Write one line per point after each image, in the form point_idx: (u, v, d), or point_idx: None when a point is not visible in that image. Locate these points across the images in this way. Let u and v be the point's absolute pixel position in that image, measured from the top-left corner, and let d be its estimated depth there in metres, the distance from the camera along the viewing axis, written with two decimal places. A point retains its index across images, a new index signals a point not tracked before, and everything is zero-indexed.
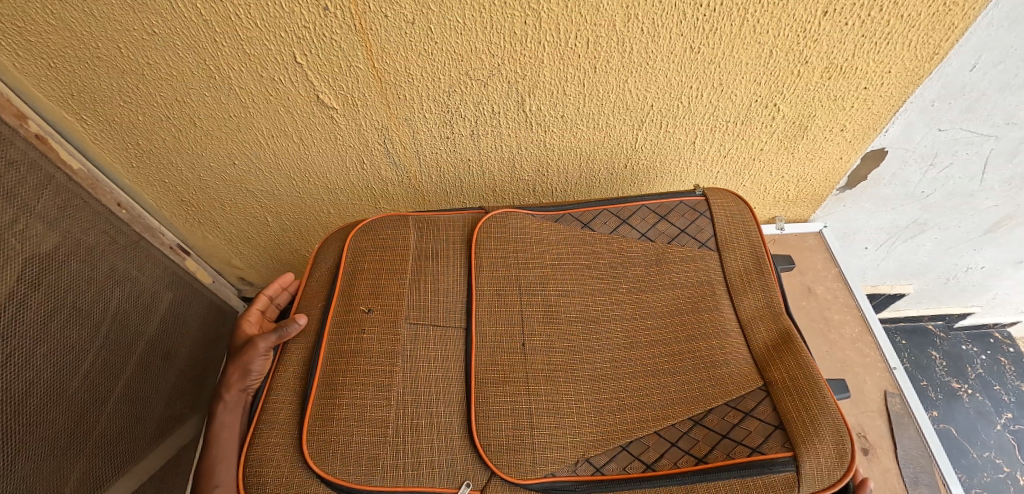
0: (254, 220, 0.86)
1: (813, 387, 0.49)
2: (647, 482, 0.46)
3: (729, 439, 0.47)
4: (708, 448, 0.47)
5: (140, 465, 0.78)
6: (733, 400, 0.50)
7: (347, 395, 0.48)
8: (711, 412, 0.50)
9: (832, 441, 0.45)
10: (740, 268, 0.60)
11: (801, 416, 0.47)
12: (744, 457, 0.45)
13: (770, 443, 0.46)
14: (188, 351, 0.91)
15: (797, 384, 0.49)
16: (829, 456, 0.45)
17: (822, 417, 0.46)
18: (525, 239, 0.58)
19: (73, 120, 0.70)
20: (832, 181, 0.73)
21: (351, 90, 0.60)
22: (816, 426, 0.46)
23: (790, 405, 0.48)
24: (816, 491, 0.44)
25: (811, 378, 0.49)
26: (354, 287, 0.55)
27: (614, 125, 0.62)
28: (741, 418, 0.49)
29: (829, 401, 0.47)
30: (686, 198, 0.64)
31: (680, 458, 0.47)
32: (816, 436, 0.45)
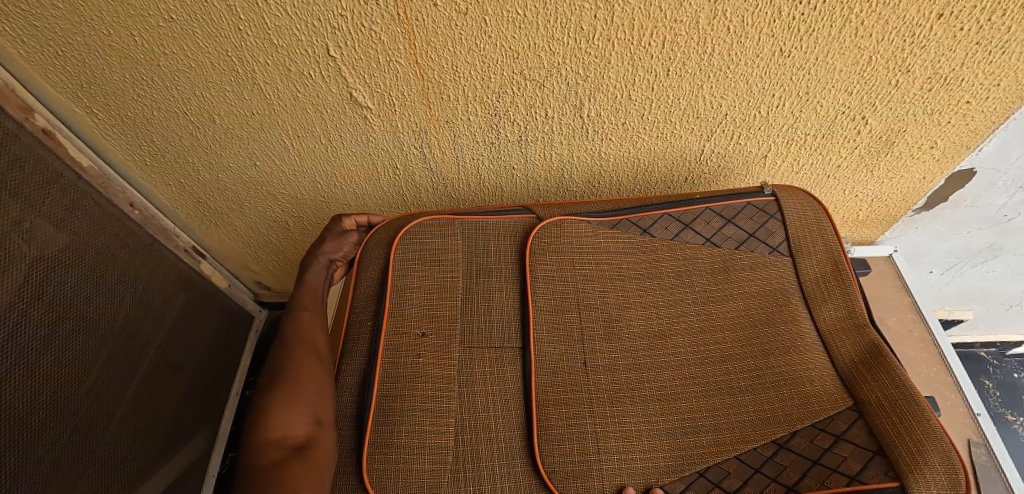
0: (273, 223, 0.79)
1: (913, 406, 0.40)
2: None
3: (821, 466, 0.40)
4: (798, 474, 0.40)
5: (148, 485, 0.73)
6: (819, 422, 0.43)
7: (398, 426, 0.43)
8: (798, 434, 0.43)
9: (942, 469, 0.37)
10: (816, 275, 0.51)
11: (906, 445, 0.38)
12: (840, 486, 0.38)
13: (870, 471, 0.38)
14: (199, 360, 0.85)
15: (897, 407, 0.41)
16: (941, 481, 0.36)
17: (929, 443, 0.38)
18: (579, 247, 0.51)
19: (83, 114, 0.65)
20: (909, 201, 0.66)
21: (389, 88, 0.54)
22: (922, 452, 0.38)
23: (891, 429, 0.40)
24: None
25: (910, 400, 0.41)
26: (405, 305, 0.49)
27: (680, 135, 0.56)
28: (833, 441, 0.41)
29: (935, 426, 0.39)
30: (754, 197, 0.53)
31: (767, 485, 0.40)
32: (924, 463, 0.37)
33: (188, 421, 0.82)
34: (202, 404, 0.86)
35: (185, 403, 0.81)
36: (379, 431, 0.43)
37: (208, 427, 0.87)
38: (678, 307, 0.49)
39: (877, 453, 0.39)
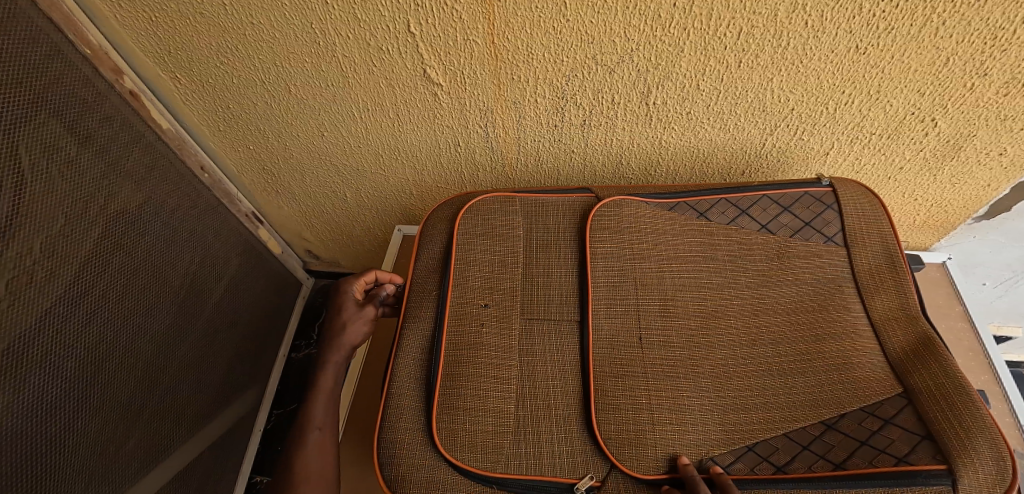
0: (331, 194, 0.82)
1: (964, 396, 0.42)
2: (780, 482, 0.41)
3: (869, 446, 0.42)
4: (845, 454, 0.42)
5: (201, 433, 0.78)
6: (867, 406, 0.45)
7: (463, 384, 0.46)
8: (846, 416, 0.45)
9: (989, 456, 0.39)
10: (870, 267, 0.51)
11: (955, 432, 0.40)
12: (887, 466, 0.40)
13: (919, 453, 0.40)
14: (252, 320, 0.90)
15: (947, 394, 0.42)
16: (988, 465, 0.39)
17: (979, 432, 0.40)
18: (637, 230, 0.53)
19: (166, 79, 0.69)
20: (969, 209, 0.65)
21: (462, 67, 0.57)
22: (971, 440, 0.39)
23: (940, 417, 0.41)
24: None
25: (960, 388, 0.42)
26: (469, 273, 0.52)
27: (743, 127, 0.57)
28: (881, 425, 0.43)
29: (984, 417, 0.40)
30: (811, 188, 0.54)
31: (814, 462, 0.42)
32: (972, 450, 0.39)
33: (239, 377, 0.87)
34: (252, 362, 0.90)
35: (237, 359, 0.86)
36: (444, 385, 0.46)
37: (256, 384, 0.92)
38: (731, 290, 0.51)
39: (925, 437, 0.41)
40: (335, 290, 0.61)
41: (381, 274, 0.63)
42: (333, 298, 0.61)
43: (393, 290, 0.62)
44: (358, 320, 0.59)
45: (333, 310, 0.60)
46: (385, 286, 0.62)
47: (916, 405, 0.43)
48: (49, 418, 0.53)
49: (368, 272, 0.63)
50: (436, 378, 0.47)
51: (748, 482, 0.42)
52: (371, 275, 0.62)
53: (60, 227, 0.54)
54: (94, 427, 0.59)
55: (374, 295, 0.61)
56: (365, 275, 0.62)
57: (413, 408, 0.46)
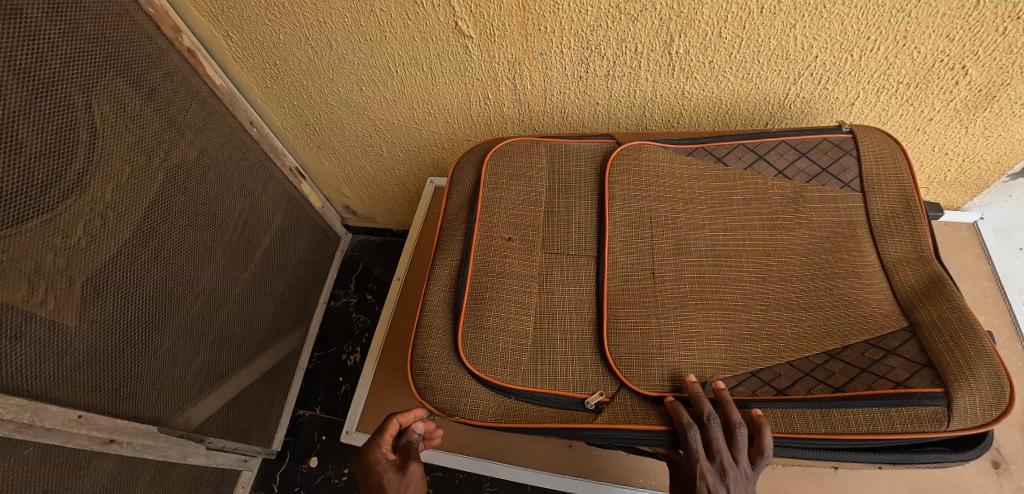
0: (368, 148, 0.87)
1: (967, 329, 0.44)
2: (780, 402, 0.45)
3: (869, 373, 0.45)
4: (846, 379, 0.45)
5: (253, 366, 0.86)
6: (872, 338, 0.47)
7: (488, 309, 0.51)
8: (850, 347, 0.47)
9: (986, 382, 0.41)
10: (886, 212, 0.52)
11: (954, 361, 0.43)
12: (886, 389, 0.43)
13: (916, 379, 0.43)
14: (297, 268, 0.98)
15: (952, 328, 0.44)
16: (985, 390, 0.41)
17: (977, 360, 0.42)
18: (655, 172, 0.55)
19: (219, 37, 0.74)
20: (1003, 165, 0.63)
21: (491, 18, 0.59)
22: (969, 366, 0.42)
23: (941, 347, 0.44)
24: (967, 428, 0.40)
25: (964, 322, 0.44)
26: (495, 210, 0.56)
27: (767, 77, 0.57)
28: (882, 354, 0.46)
29: (985, 346, 0.43)
30: (831, 134, 0.55)
31: (814, 386, 0.45)
32: (969, 375, 0.41)
33: (285, 319, 0.95)
34: (296, 307, 0.98)
35: (283, 303, 0.94)
36: (471, 307, 0.51)
37: (299, 327, 1.00)
38: (746, 231, 0.53)
39: (925, 366, 0.44)
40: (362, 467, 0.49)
41: (402, 418, 0.52)
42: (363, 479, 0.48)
43: (424, 425, 0.52)
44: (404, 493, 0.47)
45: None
46: (414, 428, 0.52)
47: (920, 338, 0.46)
48: (119, 339, 0.61)
49: (388, 423, 0.51)
50: (462, 299, 0.52)
51: (749, 402, 0.45)
52: (393, 425, 0.52)
53: (131, 173, 0.61)
54: (156, 351, 0.67)
55: (407, 445, 0.50)
56: (393, 425, 0.51)
57: (442, 328, 0.51)
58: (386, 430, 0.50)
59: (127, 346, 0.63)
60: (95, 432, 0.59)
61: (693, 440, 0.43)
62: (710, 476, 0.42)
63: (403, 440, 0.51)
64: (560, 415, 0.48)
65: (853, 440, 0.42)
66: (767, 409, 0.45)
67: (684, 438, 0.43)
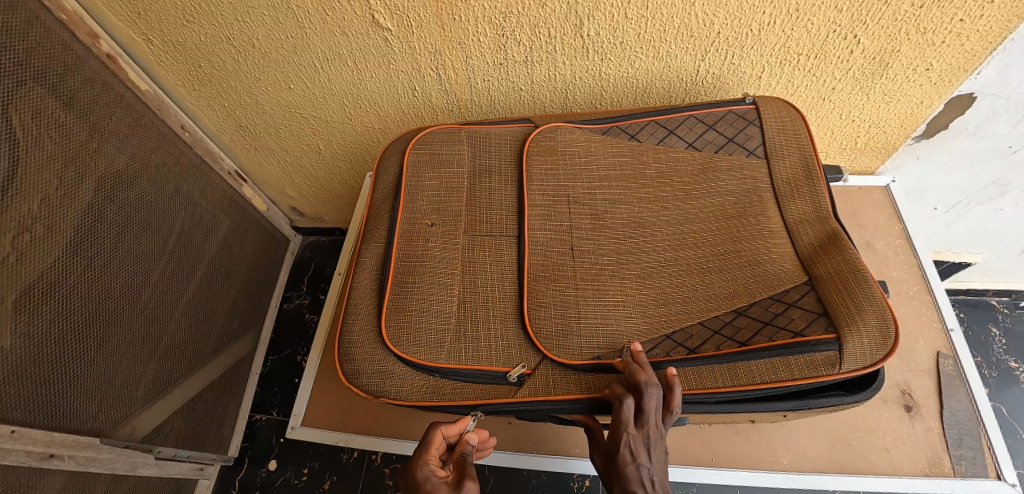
0: (305, 146, 0.87)
1: (858, 280, 0.47)
2: (691, 360, 0.46)
3: (771, 326, 0.47)
4: (751, 333, 0.47)
5: (202, 373, 0.85)
6: (776, 294, 0.49)
7: (412, 293, 0.52)
8: (756, 304, 0.49)
9: (873, 325, 0.45)
10: (788, 176, 0.56)
11: (847, 308, 0.46)
12: (786, 339, 0.45)
13: (812, 327, 0.46)
14: (246, 272, 0.97)
15: (844, 279, 0.47)
16: (872, 333, 0.44)
17: (866, 306, 0.45)
18: (571, 152, 0.57)
19: (140, 42, 0.73)
20: (907, 127, 0.68)
21: (406, 9, 0.59)
22: (859, 312, 0.45)
23: (835, 297, 0.47)
24: (858, 369, 0.43)
25: (855, 272, 0.48)
26: (418, 197, 0.57)
27: (676, 55, 0.59)
28: (784, 307, 0.48)
29: (873, 293, 0.46)
30: (736, 106, 0.59)
31: (723, 343, 0.47)
32: (859, 320, 0.44)
33: (235, 325, 0.93)
34: (247, 312, 0.97)
35: (234, 308, 0.93)
36: (396, 293, 0.52)
37: (251, 331, 0.99)
38: (659, 202, 0.55)
39: (821, 315, 0.47)
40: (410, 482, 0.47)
41: (448, 429, 0.49)
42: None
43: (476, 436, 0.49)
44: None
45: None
46: (467, 439, 0.48)
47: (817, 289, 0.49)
48: (51, 355, 0.59)
49: (433, 437, 0.48)
50: (387, 284, 0.52)
51: (664, 363, 0.47)
52: (438, 438, 0.48)
53: (56, 183, 0.59)
54: (92, 365, 0.65)
55: (461, 459, 0.47)
56: (435, 439, 0.48)
57: (368, 315, 0.52)
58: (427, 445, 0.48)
59: (66, 360, 0.61)
60: (31, 446, 0.57)
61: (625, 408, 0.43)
62: (633, 441, 0.44)
63: (453, 454, 0.49)
64: (484, 391, 0.49)
65: (757, 390, 0.44)
66: (680, 369, 0.46)
67: (619, 406, 0.43)
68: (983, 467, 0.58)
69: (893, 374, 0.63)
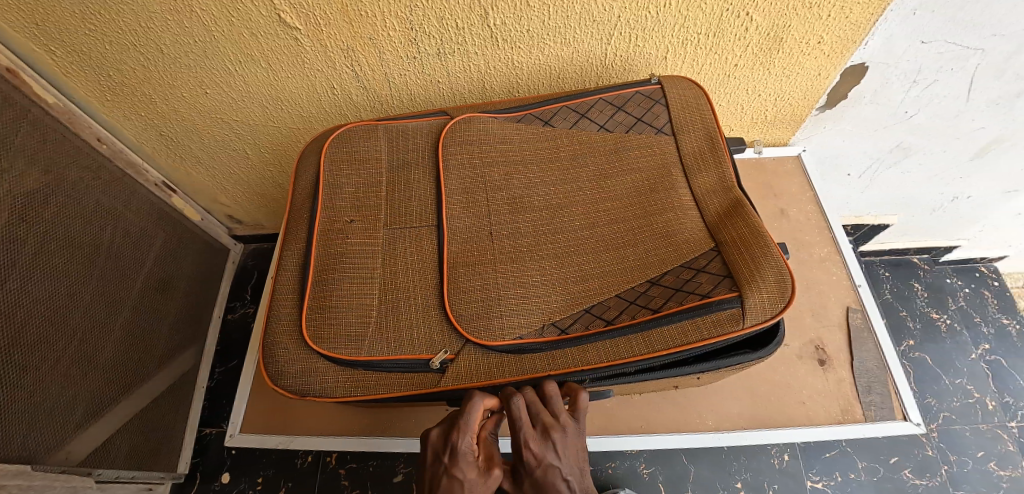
0: (233, 151, 0.85)
1: (757, 241, 0.50)
2: (609, 332, 0.48)
3: (681, 291, 0.49)
4: (663, 300, 0.49)
5: (143, 390, 0.81)
6: (686, 261, 0.51)
7: (333, 291, 0.51)
8: (668, 272, 0.51)
9: (772, 281, 0.47)
10: (695, 150, 0.58)
11: (748, 268, 0.48)
12: (694, 302, 0.47)
13: (718, 289, 0.48)
14: (188, 284, 0.94)
15: (746, 241, 0.50)
16: (770, 287, 0.47)
17: (765, 264, 0.48)
18: (485, 141, 0.58)
19: (42, 52, 0.65)
20: (810, 100, 0.73)
21: (311, 6, 0.57)
22: (758, 271, 0.48)
23: (738, 259, 0.49)
24: (761, 322, 0.46)
25: (754, 233, 0.50)
26: (337, 195, 0.56)
27: (582, 39, 0.61)
28: (693, 274, 0.50)
29: (771, 252, 0.49)
30: (643, 87, 0.62)
31: (638, 311, 0.49)
32: (758, 277, 0.47)
33: (176, 340, 0.91)
34: (189, 326, 0.94)
35: (176, 323, 0.90)
36: (316, 291, 0.52)
37: (195, 345, 0.96)
38: (574, 183, 0.57)
39: (726, 276, 0.49)
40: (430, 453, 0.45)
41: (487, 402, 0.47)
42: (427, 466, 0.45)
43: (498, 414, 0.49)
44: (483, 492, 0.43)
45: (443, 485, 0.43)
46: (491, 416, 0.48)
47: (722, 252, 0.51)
48: None
49: (477, 407, 0.46)
50: (308, 283, 0.52)
51: (585, 338, 0.48)
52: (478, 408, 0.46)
53: None
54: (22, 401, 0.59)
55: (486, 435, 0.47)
56: (478, 416, 0.46)
57: (291, 316, 0.52)
58: (469, 419, 0.45)
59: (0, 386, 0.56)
60: None
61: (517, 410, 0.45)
62: (534, 443, 0.45)
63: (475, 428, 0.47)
64: (410, 380, 0.50)
65: (670, 353, 0.46)
66: (598, 342, 0.48)
67: (511, 408, 0.46)
68: (890, 410, 0.63)
69: (809, 332, 0.68)
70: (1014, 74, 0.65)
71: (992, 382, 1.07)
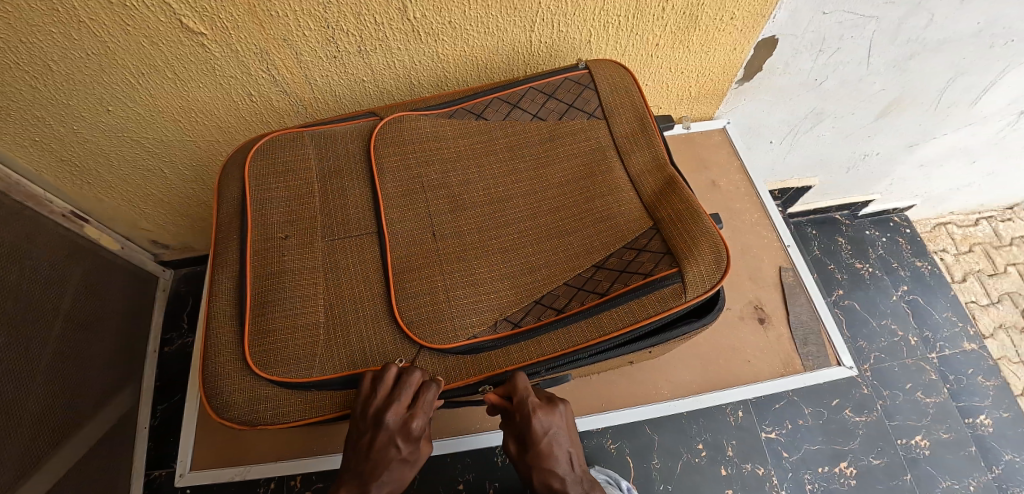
0: (147, 172, 0.78)
1: (692, 216, 0.52)
2: (560, 321, 0.48)
3: (625, 272, 0.50)
4: (609, 283, 0.49)
5: (77, 440, 0.74)
6: (628, 242, 0.53)
7: (278, 310, 0.47)
8: (612, 255, 0.52)
9: (708, 254, 0.49)
10: (627, 131, 0.60)
11: (685, 244, 0.50)
12: (638, 281, 0.49)
13: (660, 266, 0.49)
14: (117, 319, 0.87)
15: (681, 217, 0.52)
16: (708, 260, 0.48)
17: (700, 237, 0.50)
18: (418, 140, 0.57)
19: None
20: (729, 74, 0.76)
21: (215, 9, 0.53)
22: (695, 245, 0.49)
23: (676, 236, 0.51)
24: (702, 294, 0.47)
25: (689, 210, 0.52)
26: (268, 210, 0.53)
27: (506, 28, 0.61)
28: (635, 254, 0.51)
29: (705, 225, 0.51)
30: (571, 73, 0.63)
31: (586, 297, 0.49)
32: (695, 252, 0.49)
33: (110, 380, 0.83)
34: (122, 363, 0.87)
35: (108, 362, 0.83)
36: (256, 313, 0.48)
37: (131, 383, 0.89)
38: (512, 174, 0.57)
39: (666, 254, 0.50)
40: (372, 423, 0.45)
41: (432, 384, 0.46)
42: (367, 434, 0.45)
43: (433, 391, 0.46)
44: (413, 462, 0.48)
45: (378, 458, 0.45)
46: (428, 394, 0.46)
47: (660, 231, 0.52)
48: None
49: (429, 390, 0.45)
50: (245, 305, 0.48)
51: (536, 328, 0.48)
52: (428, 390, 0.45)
53: None
54: None
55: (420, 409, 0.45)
56: (430, 402, 0.45)
57: (231, 343, 0.47)
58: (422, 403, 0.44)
59: None
60: None
61: (523, 390, 0.47)
62: (542, 412, 0.48)
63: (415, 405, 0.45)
64: None
65: (621, 335, 0.47)
66: (550, 332, 0.48)
67: (516, 384, 0.47)
68: (825, 358, 0.67)
69: (747, 294, 0.73)
70: (905, 38, 0.71)
71: (912, 319, 1.19)
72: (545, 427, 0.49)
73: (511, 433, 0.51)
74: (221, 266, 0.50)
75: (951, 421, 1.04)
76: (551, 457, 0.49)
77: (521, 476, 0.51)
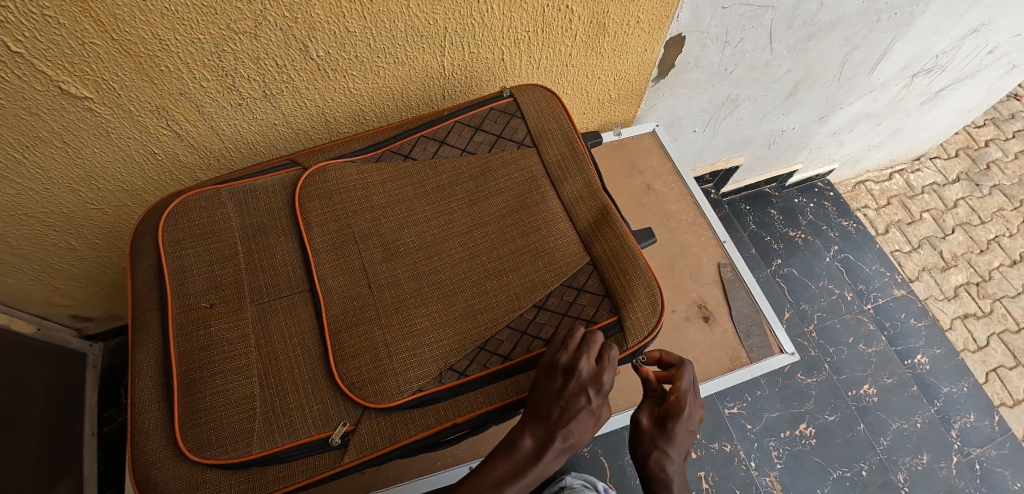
0: (49, 247, 0.71)
1: (628, 254, 0.53)
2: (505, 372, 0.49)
3: (567, 316, 0.51)
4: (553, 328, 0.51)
5: None
6: (566, 279, 0.53)
7: (209, 387, 0.45)
8: (552, 294, 0.53)
9: (644, 297, 0.51)
10: (556, 156, 0.61)
11: (622, 285, 0.52)
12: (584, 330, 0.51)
13: (601, 311, 0.51)
14: (48, 406, 0.79)
15: (618, 257, 0.53)
16: (644, 304, 0.51)
17: (637, 280, 0.52)
18: (345, 190, 0.55)
19: None
20: (644, 74, 0.78)
21: (98, 72, 0.49)
22: (633, 290, 0.51)
23: (614, 275, 0.53)
24: (640, 341, 0.50)
25: (625, 248, 0.54)
26: (187, 279, 0.50)
27: (416, 57, 0.60)
28: (575, 294, 0.53)
29: (640, 266, 0.53)
30: (497, 103, 0.65)
31: (532, 343, 0.50)
32: (634, 298, 0.51)
33: (50, 472, 0.76)
34: (59, 452, 0.80)
35: (44, 451, 0.76)
36: (188, 395, 0.45)
37: (71, 473, 0.81)
38: (446, 215, 0.56)
39: (605, 295, 0.52)
40: (562, 375, 0.44)
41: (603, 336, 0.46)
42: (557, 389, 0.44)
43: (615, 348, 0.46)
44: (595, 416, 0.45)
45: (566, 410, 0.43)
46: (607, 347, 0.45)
47: (598, 269, 0.54)
48: None
49: (595, 340, 0.45)
50: (173, 386, 0.45)
51: (484, 380, 0.48)
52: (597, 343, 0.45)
53: None
54: None
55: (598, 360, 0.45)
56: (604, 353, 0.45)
57: (162, 431, 0.44)
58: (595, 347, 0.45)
59: None
60: None
61: (686, 381, 0.47)
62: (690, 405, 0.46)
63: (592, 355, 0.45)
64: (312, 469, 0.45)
65: None
66: (496, 383, 0.49)
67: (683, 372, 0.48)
68: (770, 347, 0.71)
69: (692, 293, 0.75)
70: (801, 23, 0.75)
71: (846, 276, 1.27)
72: (686, 421, 0.46)
73: (650, 408, 0.49)
74: (142, 347, 0.47)
75: (893, 366, 1.12)
76: (677, 445, 0.46)
77: (634, 448, 0.48)
